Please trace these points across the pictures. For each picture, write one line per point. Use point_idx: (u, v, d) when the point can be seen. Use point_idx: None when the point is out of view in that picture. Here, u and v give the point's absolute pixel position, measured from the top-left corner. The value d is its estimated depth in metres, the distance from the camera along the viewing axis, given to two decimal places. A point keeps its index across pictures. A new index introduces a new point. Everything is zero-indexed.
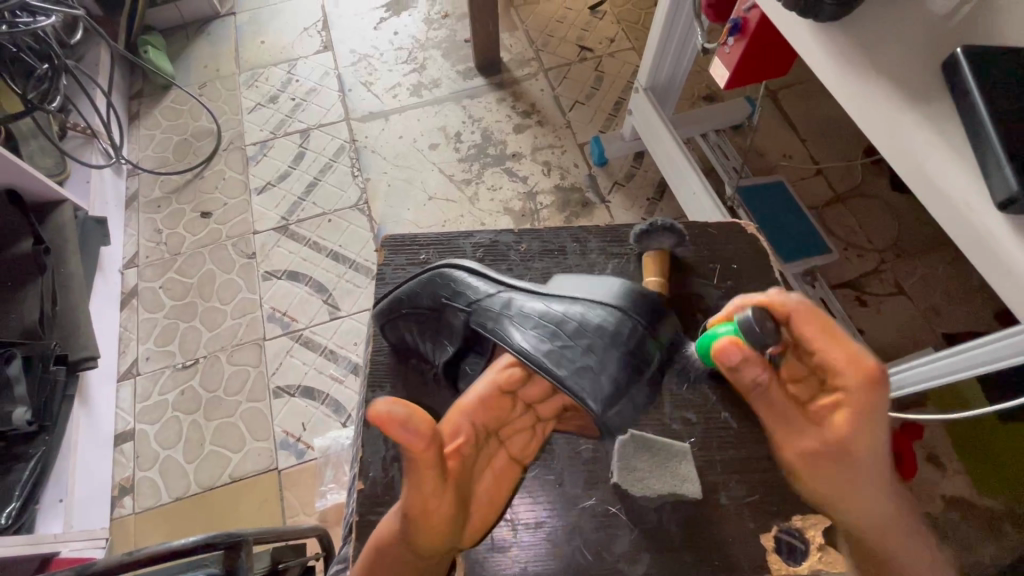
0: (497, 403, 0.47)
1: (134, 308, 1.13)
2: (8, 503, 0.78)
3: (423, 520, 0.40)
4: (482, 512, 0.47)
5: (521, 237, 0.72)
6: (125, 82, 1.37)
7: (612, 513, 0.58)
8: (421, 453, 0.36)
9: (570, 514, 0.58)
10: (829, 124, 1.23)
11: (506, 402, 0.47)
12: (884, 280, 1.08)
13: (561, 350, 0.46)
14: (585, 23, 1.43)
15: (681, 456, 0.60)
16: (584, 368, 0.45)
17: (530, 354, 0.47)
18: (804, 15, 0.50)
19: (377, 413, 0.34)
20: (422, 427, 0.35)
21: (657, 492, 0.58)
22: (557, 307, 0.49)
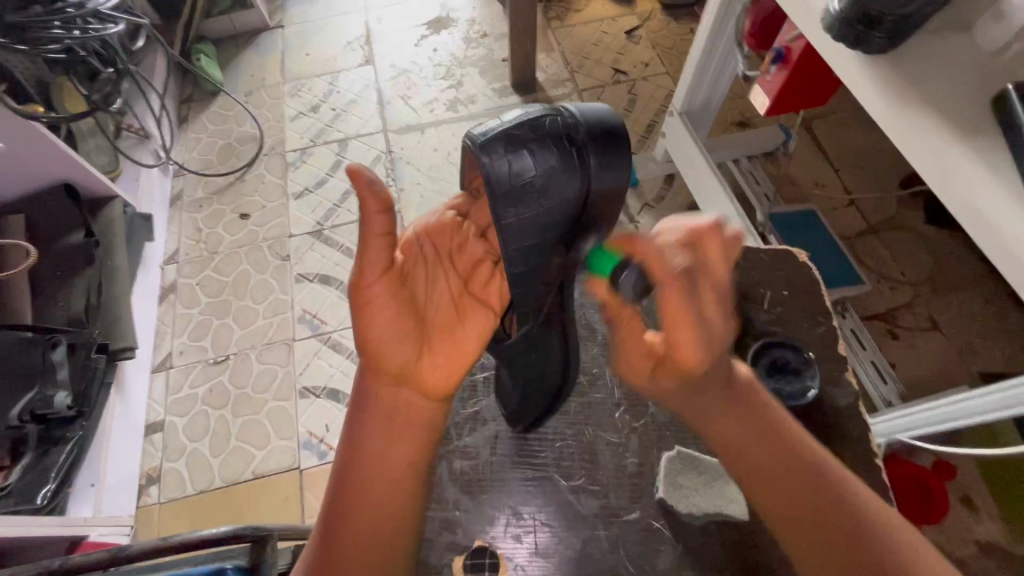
0: (443, 228, 0.54)
1: (172, 303, 1.17)
2: (44, 484, 0.80)
3: (374, 307, 0.45)
4: (450, 334, 0.50)
5: None
6: (177, 87, 1.44)
7: (656, 527, 0.59)
8: (370, 215, 0.41)
9: (611, 527, 0.59)
10: (863, 155, 1.23)
11: (449, 230, 0.54)
12: (917, 314, 1.06)
13: (502, 142, 0.47)
14: (621, 47, 1.46)
15: (729, 475, 0.61)
16: (512, 160, 0.47)
17: (479, 139, 0.47)
18: (853, 47, 0.51)
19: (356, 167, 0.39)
20: (377, 190, 0.40)
21: (703, 510, 0.58)
22: (519, 108, 0.49)
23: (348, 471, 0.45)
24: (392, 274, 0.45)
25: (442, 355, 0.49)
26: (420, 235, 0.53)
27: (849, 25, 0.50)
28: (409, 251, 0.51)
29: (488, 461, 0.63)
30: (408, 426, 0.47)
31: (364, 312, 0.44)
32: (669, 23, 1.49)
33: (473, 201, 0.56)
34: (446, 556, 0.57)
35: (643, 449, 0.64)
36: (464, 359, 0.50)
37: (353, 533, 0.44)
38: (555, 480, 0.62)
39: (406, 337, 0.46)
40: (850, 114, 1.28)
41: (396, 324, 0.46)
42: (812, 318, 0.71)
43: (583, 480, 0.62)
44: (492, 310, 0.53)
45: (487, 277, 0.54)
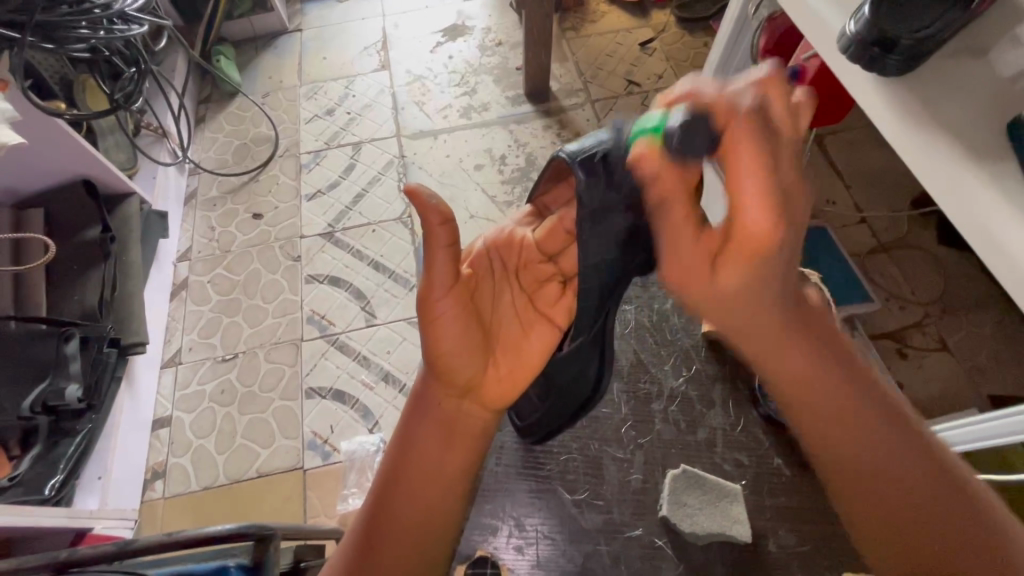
0: (510, 243, 0.56)
1: (183, 300, 1.18)
2: (54, 474, 0.82)
3: (435, 318, 0.45)
4: (512, 348, 0.50)
5: None
6: (196, 86, 1.46)
7: (659, 545, 0.59)
8: (432, 230, 0.42)
9: (614, 542, 0.59)
10: (875, 173, 1.23)
11: (518, 247, 0.56)
12: (926, 334, 1.05)
13: (600, 161, 0.49)
14: (634, 59, 1.47)
15: (733, 496, 0.60)
16: (610, 177, 0.49)
17: (576, 155, 0.50)
18: (867, 70, 0.52)
19: (413, 185, 0.40)
20: (438, 206, 0.41)
21: (707, 530, 0.57)
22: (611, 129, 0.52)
23: (399, 478, 0.46)
24: (459, 288, 0.46)
25: (506, 367, 0.49)
26: (486, 249, 0.54)
27: (864, 46, 0.50)
28: (474, 268, 0.52)
29: (494, 471, 0.63)
30: (464, 436, 0.48)
31: (429, 327, 0.45)
32: (683, 36, 1.50)
33: (547, 221, 0.57)
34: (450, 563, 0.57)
35: (648, 464, 0.64)
36: (523, 372, 0.50)
37: (402, 539, 0.44)
38: (559, 493, 0.62)
39: (470, 351, 0.46)
40: (863, 132, 1.28)
41: (462, 339, 0.45)
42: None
43: (586, 494, 0.62)
44: (553, 326, 0.54)
45: (552, 294, 0.55)
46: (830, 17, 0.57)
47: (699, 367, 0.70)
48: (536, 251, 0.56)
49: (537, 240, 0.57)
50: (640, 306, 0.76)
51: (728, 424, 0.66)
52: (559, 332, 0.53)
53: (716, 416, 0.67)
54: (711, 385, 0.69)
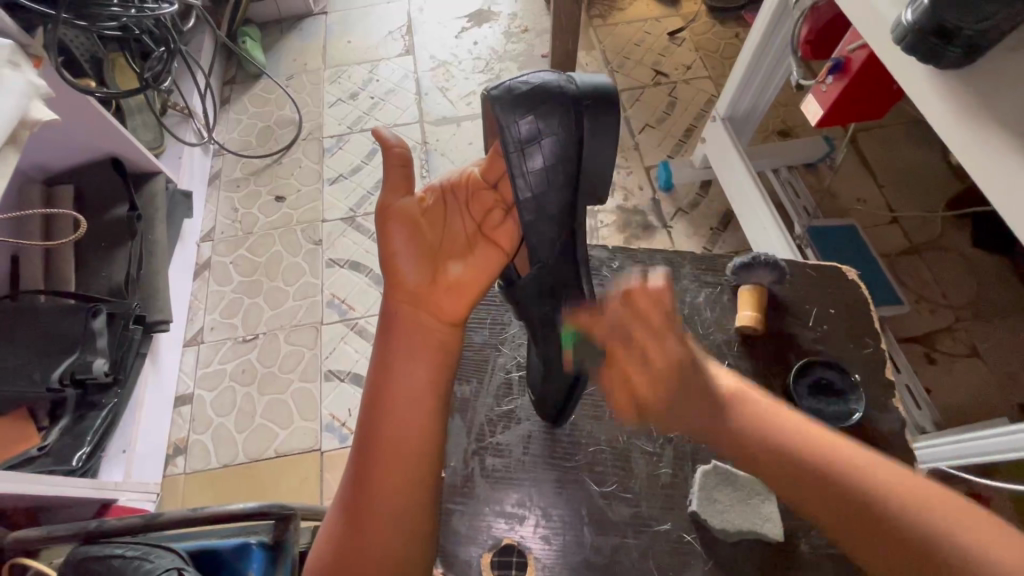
0: (461, 180, 0.54)
1: (205, 280, 1.19)
2: (80, 447, 0.83)
3: (390, 225, 0.50)
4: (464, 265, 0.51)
5: (615, 255, 0.77)
6: (221, 67, 1.47)
7: (687, 541, 0.59)
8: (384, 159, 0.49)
9: (641, 535, 0.59)
10: (910, 172, 1.19)
11: (468, 181, 0.54)
12: (957, 338, 1.03)
13: (511, 100, 0.47)
14: (663, 48, 1.44)
15: (766, 494, 0.59)
16: (523, 117, 0.47)
17: (494, 93, 0.48)
18: (925, 62, 0.50)
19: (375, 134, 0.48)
20: (394, 140, 0.51)
21: (736, 527, 0.57)
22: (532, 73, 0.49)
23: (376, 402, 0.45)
24: (411, 203, 0.51)
25: (458, 279, 0.50)
26: (441, 186, 0.54)
27: (920, 37, 0.48)
28: (427, 196, 0.53)
29: (520, 459, 0.63)
30: (423, 346, 0.47)
31: (385, 231, 0.50)
32: (713, 26, 1.47)
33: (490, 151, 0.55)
34: (474, 552, 0.58)
35: (677, 459, 0.63)
36: (469, 286, 0.50)
37: (383, 464, 0.44)
38: (587, 484, 0.62)
39: (419, 259, 0.49)
40: (899, 128, 1.24)
41: (411, 250, 0.50)
42: (858, 340, 0.69)
43: (615, 486, 0.62)
44: (502, 250, 0.52)
45: (496, 220, 0.52)
46: (884, 7, 0.55)
47: (734, 364, 0.68)
48: (482, 180, 0.54)
49: (482, 170, 0.54)
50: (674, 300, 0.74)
51: None
52: (506, 256, 0.52)
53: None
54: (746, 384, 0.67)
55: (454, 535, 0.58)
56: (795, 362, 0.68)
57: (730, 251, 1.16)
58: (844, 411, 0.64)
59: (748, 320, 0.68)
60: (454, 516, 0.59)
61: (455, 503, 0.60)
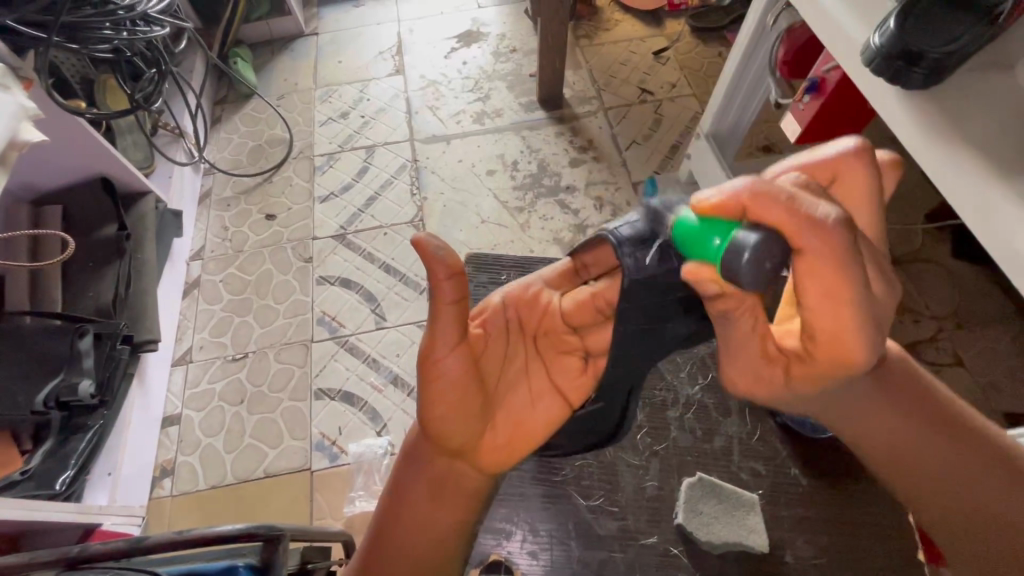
0: (531, 303, 0.55)
1: (195, 298, 1.19)
2: (63, 470, 0.82)
3: (445, 384, 0.44)
4: (512, 417, 0.49)
5: None
6: (212, 88, 1.48)
7: (674, 553, 0.58)
8: (439, 285, 0.41)
9: (628, 549, 0.59)
10: (890, 186, 1.22)
11: (538, 305, 0.55)
12: (941, 348, 1.04)
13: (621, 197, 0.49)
14: (648, 67, 1.47)
15: (750, 505, 0.60)
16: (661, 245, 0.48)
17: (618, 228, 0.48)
18: (893, 83, 0.52)
19: (425, 248, 0.40)
20: (446, 258, 0.41)
21: (723, 538, 0.57)
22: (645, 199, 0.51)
23: (390, 532, 0.48)
24: (467, 348, 0.45)
25: (505, 432, 0.49)
26: (504, 305, 0.53)
27: (887, 59, 0.50)
28: (485, 321, 0.51)
29: (508, 473, 0.63)
30: (454, 496, 0.49)
31: (430, 386, 0.44)
32: (697, 46, 1.50)
33: (579, 291, 0.56)
34: None
35: (664, 472, 0.63)
36: (522, 443, 0.49)
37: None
38: (572, 498, 0.62)
39: (469, 416, 0.46)
40: (877, 143, 1.27)
41: (459, 401, 0.45)
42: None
43: (602, 500, 0.62)
44: (563, 399, 0.51)
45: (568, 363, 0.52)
46: (853, 29, 0.57)
47: (716, 377, 0.70)
48: (562, 320, 0.55)
49: (566, 310, 0.55)
50: None
51: (743, 433, 0.66)
52: (568, 405, 0.51)
53: (731, 425, 0.66)
54: (729, 395, 0.68)
55: None
56: None
57: None
58: None
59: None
60: None
61: None
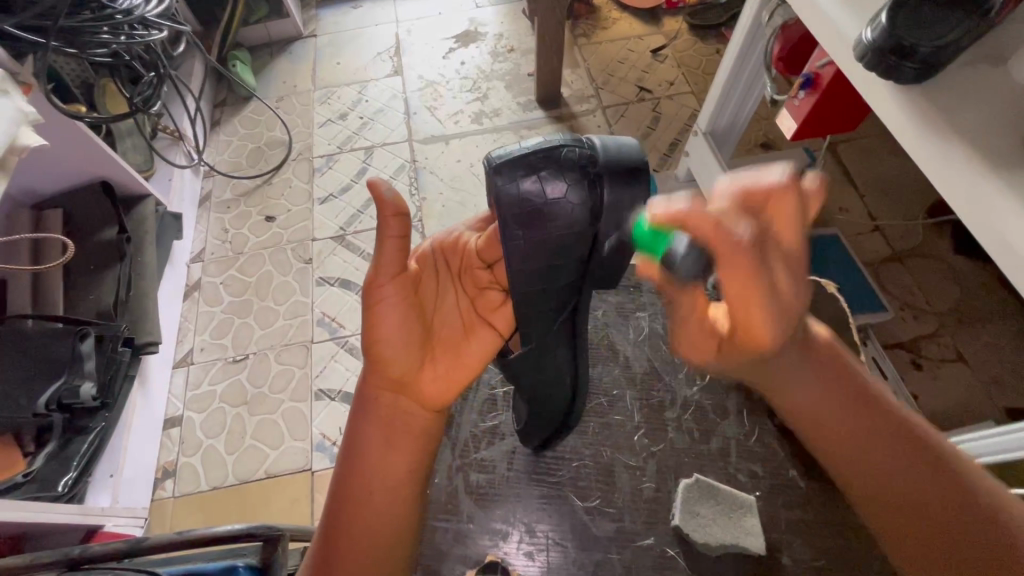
0: (453, 247, 0.55)
1: (196, 301, 1.19)
2: (66, 472, 0.82)
3: (388, 313, 0.46)
4: (451, 350, 0.50)
5: None
6: (212, 91, 1.49)
7: (670, 556, 0.58)
8: (383, 220, 0.43)
9: (625, 551, 0.59)
10: (890, 182, 1.21)
11: (459, 250, 0.55)
12: (942, 344, 1.04)
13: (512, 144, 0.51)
14: (646, 65, 1.47)
15: (748, 507, 0.60)
16: (536, 185, 0.47)
17: (494, 162, 0.48)
18: (885, 78, 0.52)
19: (373, 184, 0.41)
20: (393, 198, 0.42)
21: (719, 541, 0.57)
22: (539, 139, 0.49)
23: (346, 487, 0.47)
24: (405, 279, 0.47)
25: (445, 367, 0.49)
26: (432, 250, 0.54)
27: (880, 55, 0.50)
28: (419, 262, 0.52)
29: (505, 475, 0.63)
30: (404, 435, 0.48)
31: (372, 315, 0.46)
32: (695, 43, 1.50)
33: (488, 229, 0.55)
34: (459, 569, 0.58)
35: (660, 472, 0.63)
36: (463, 372, 0.50)
37: (351, 531, 0.46)
38: (570, 500, 0.62)
39: (410, 345, 0.47)
40: (876, 139, 1.27)
41: (402, 328, 0.46)
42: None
43: (598, 501, 0.62)
44: (496, 333, 0.52)
45: (492, 301, 0.53)
46: (847, 25, 0.57)
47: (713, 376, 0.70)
48: (476, 258, 0.54)
49: (479, 247, 0.54)
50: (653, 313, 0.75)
51: (740, 433, 0.65)
52: (501, 340, 0.52)
53: (728, 426, 0.66)
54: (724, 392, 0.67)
55: (438, 553, 0.58)
56: None
57: None
58: None
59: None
60: (442, 534, 0.59)
61: (440, 519, 0.60)
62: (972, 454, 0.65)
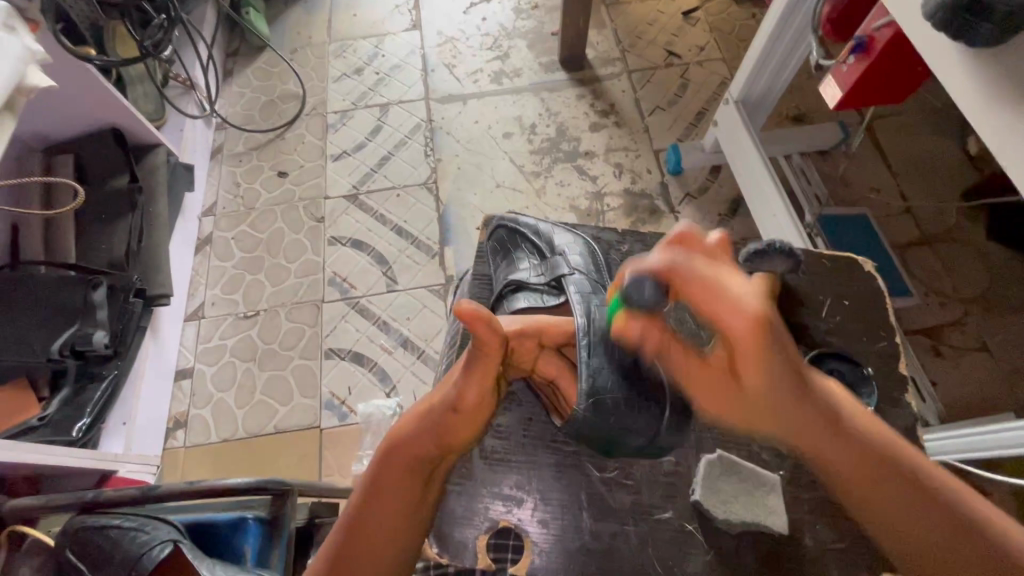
0: (530, 351, 0.55)
1: (207, 255, 1.19)
2: (80, 417, 0.82)
3: (469, 417, 0.46)
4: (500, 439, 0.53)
5: (624, 238, 0.71)
6: (224, 39, 1.44)
7: (687, 530, 0.58)
8: (485, 348, 0.45)
9: (640, 524, 0.58)
10: (927, 161, 1.16)
11: (534, 354, 0.55)
12: (967, 332, 1.01)
13: (594, 356, 0.50)
14: (677, 28, 1.39)
15: (771, 486, 0.59)
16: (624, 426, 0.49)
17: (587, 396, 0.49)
18: (956, 40, 0.48)
19: (467, 309, 0.43)
20: (491, 334, 0.44)
21: (740, 519, 0.57)
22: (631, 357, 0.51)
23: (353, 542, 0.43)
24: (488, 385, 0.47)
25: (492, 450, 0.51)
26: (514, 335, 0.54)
27: (953, 14, 0.46)
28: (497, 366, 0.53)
29: (521, 442, 0.61)
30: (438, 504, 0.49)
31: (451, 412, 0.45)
32: (730, 6, 1.42)
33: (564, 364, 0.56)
34: (470, 534, 0.57)
35: (681, 448, 0.61)
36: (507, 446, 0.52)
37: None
38: (587, 470, 0.60)
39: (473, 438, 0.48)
40: (917, 116, 1.20)
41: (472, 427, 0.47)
42: (871, 329, 0.64)
43: (616, 473, 0.60)
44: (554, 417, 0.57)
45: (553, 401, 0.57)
46: None
47: None
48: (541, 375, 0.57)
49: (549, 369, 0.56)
50: None
51: None
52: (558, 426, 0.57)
53: None
54: None
55: (451, 517, 0.57)
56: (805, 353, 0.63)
57: (736, 239, 1.15)
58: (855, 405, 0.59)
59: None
60: (455, 498, 0.58)
61: (454, 483, 0.59)
62: (996, 442, 0.63)
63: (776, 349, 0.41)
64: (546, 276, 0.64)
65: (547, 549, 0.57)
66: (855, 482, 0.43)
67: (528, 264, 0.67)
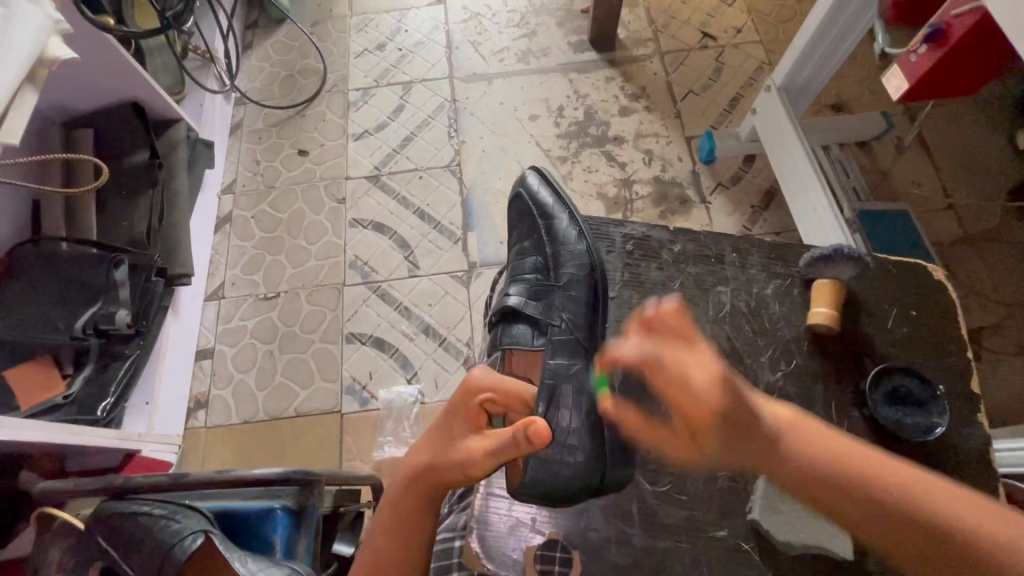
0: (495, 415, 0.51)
1: (227, 234, 1.17)
2: (104, 396, 0.82)
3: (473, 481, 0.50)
4: None
5: (676, 236, 0.68)
6: (244, 10, 1.39)
7: (744, 549, 0.56)
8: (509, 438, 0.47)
9: (695, 540, 0.57)
10: (978, 157, 1.11)
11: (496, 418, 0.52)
12: (1007, 337, 0.98)
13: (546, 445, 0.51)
14: (713, 8, 1.33)
15: None
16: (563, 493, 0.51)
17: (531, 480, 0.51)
18: None
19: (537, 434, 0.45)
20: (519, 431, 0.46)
21: (802, 540, 0.56)
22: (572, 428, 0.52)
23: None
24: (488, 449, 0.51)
25: None
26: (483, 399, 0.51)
27: None
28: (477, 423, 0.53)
29: None
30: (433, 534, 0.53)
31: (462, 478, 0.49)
32: None
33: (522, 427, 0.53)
34: (514, 545, 0.56)
35: None
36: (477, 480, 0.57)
37: None
38: (639, 482, 0.59)
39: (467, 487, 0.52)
40: (965, 108, 1.15)
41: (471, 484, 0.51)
42: (940, 345, 0.62)
43: (669, 487, 0.59)
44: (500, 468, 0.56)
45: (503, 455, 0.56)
46: None
47: (801, 363, 0.61)
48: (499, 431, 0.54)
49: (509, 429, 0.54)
50: (735, 288, 0.65)
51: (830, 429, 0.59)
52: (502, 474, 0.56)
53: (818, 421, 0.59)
54: (812, 384, 0.60)
55: (492, 528, 0.57)
56: (870, 368, 0.61)
57: (769, 232, 1.11)
58: (926, 425, 0.57)
59: (823, 316, 0.61)
60: (497, 505, 0.58)
61: (496, 490, 0.59)
62: None
63: (721, 388, 0.46)
64: (539, 308, 0.62)
65: (600, 558, 0.56)
66: (822, 476, 0.43)
67: (528, 282, 0.65)
